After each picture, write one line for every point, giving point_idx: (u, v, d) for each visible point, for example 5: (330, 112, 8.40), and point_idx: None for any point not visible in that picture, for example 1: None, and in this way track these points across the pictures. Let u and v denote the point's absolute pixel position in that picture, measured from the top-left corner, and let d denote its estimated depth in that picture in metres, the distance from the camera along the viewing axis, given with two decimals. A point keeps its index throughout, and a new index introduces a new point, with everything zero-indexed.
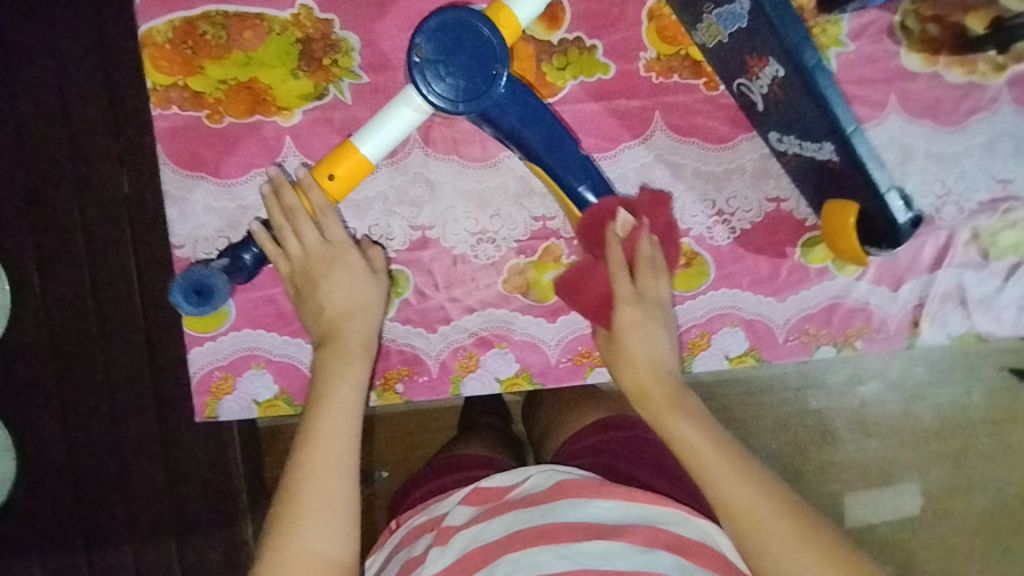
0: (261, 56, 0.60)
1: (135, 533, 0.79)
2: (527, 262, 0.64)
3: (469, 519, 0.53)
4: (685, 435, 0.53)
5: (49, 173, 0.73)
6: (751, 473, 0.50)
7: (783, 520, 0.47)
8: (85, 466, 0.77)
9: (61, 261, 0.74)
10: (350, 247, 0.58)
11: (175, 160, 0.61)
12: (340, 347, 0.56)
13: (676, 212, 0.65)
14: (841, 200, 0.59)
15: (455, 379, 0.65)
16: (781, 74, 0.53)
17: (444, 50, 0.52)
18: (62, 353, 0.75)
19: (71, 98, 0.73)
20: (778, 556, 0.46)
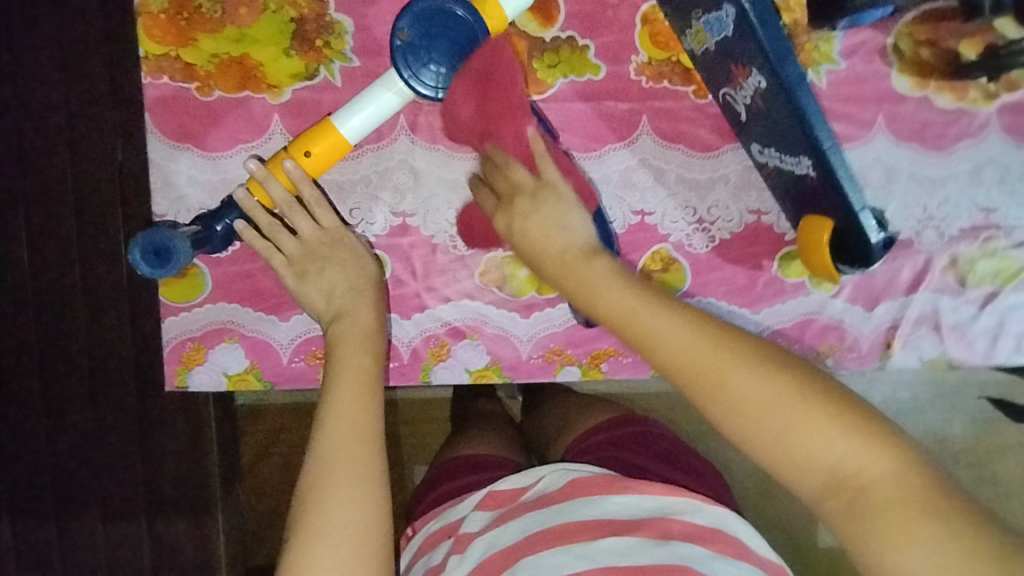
0: (255, 32, 0.61)
1: (103, 495, 0.79)
2: (505, 256, 0.64)
3: (486, 525, 0.54)
4: (610, 300, 0.49)
5: (43, 134, 0.74)
6: (686, 322, 0.46)
7: (736, 364, 0.43)
8: (59, 426, 0.78)
9: (47, 223, 0.75)
10: (347, 230, 0.60)
11: (163, 129, 0.61)
12: (356, 325, 0.56)
13: (656, 217, 0.65)
14: (824, 216, 0.59)
15: (425, 367, 0.65)
16: (762, 86, 0.54)
17: (427, 36, 0.55)
18: (44, 314, 0.76)
19: (68, 62, 0.73)
20: (745, 408, 0.42)
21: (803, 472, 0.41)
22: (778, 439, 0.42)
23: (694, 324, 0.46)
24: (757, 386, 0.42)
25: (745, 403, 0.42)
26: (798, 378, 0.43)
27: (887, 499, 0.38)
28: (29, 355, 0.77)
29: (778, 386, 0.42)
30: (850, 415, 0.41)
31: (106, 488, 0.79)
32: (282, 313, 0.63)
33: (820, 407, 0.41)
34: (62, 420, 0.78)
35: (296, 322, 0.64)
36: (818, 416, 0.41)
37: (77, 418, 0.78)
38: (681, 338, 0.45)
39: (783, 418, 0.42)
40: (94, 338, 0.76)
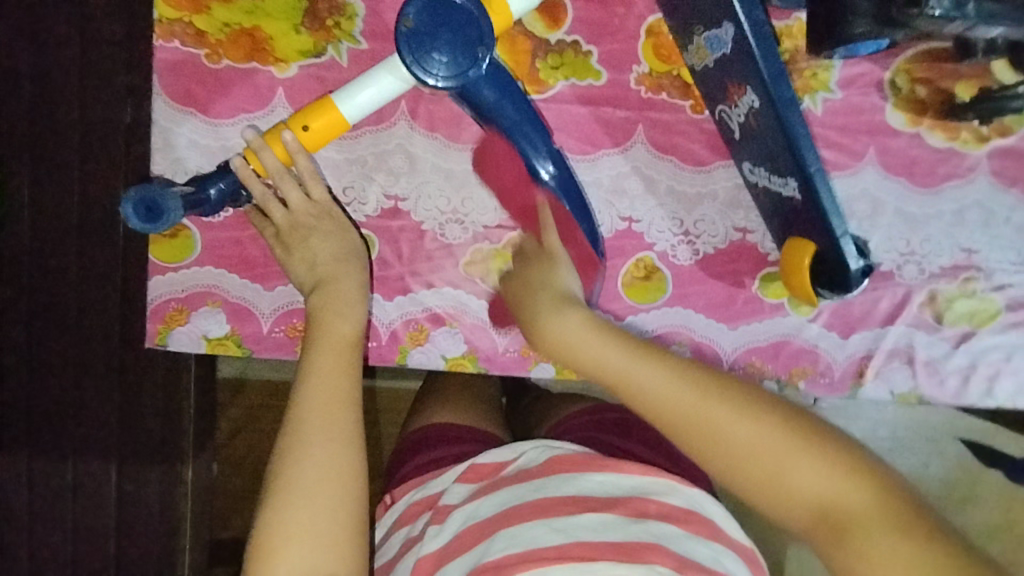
0: (268, 7, 0.62)
1: (75, 447, 0.80)
2: (490, 248, 0.65)
3: (468, 497, 0.55)
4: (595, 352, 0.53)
5: (56, 90, 0.77)
6: (671, 373, 0.50)
7: (709, 404, 0.49)
8: (38, 375, 0.79)
9: (48, 175, 0.77)
10: (334, 205, 0.60)
11: (169, 92, 0.63)
12: (340, 288, 0.58)
13: (643, 225, 0.66)
14: (806, 239, 0.60)
15: (402, 350, 0.66)
16: (756, 104, 0.55)
17: (431, 24, 0.53)
18: (36, 263, 0.78)
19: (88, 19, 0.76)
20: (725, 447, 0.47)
21: (790, 507, 0.46)
22: (762, 479, 0.47)
23: (673, 371, 0.51)
24: (739, 430, 0.47)
25: (730, 449, 0.47)
26: (771, 418, 0.48)
27: (866, 519, 0.44)
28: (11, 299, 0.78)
29: (756, 429, 0.47)
30: (823, 446, 0.46)
31: (76, 438, 0.80)
32: (266, 282, 0.64)
33: (796, 444, 0.46)
34: (38, 366, 0.79)
35: (280, 293, 0.65)
36: (794, 452, 0.46)
37: (55, 367, 0.79)
38: (666, 388, 0.50)
39: (766, 459, 0.46)
40: (84, 290, 0.78)
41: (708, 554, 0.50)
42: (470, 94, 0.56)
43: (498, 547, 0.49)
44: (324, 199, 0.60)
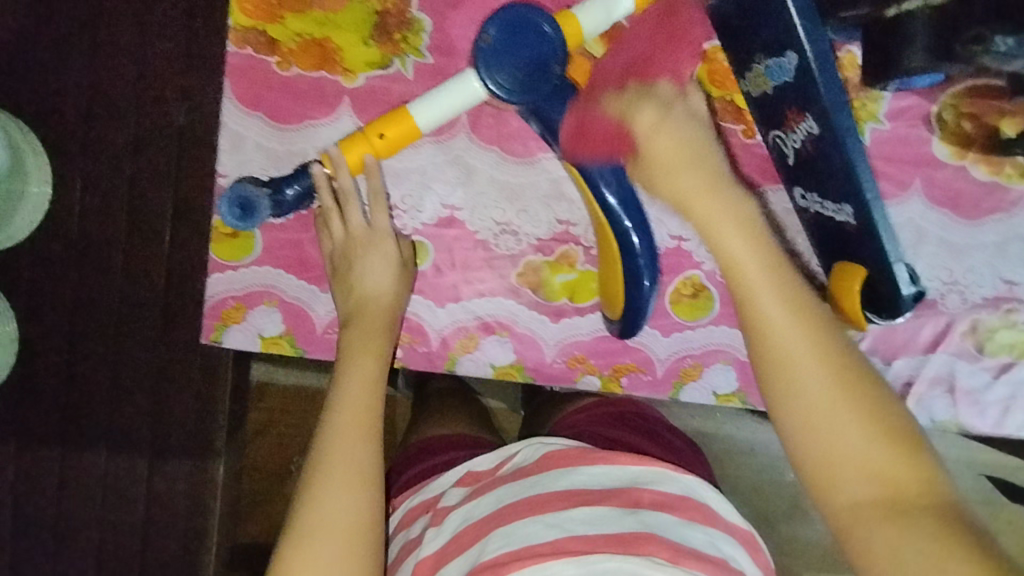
0: (338, 19, 0.64)
1: (110, 438, 0.81)
2: (543, 260, 0.67)
3: (462, 499, 0.57)
4: (726, 241, 0.48)
5: (122, 94, 0.81)
6: (807, 316, 0.45)
7: (831, 363, 0.44)
8: (81, 365, 0.80)
9: (105, 173, 0.81)
10: (391, 238, 0.62)
11: (239, 96, 0.64)
12: (375, 303, 0.60)
13: (693, 245, 0.68)
14: (858, 265, 0.61)
15: (452, 356, 0.67)
16: (814, 132, 0.56)
17: (508, 42, 0.57)
18: (86, 257, 0.80)
19: (153, 31, 0.81)
20: (827, 407, 0.43)
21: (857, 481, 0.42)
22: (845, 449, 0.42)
23: (809, 305, 0.46)
24: (847, 397, 0.43)
25: (841, 422, 0.43)
26: (888, 401, 0.43)
27: (946, 533, 0.39)
28: (58, 292, 0.80)
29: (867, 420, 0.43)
30: (924, 451, 0.42)
31: (112, 430, 0.81)
32: (323, 285, 0.66)
33: (899, 439, 0.42)
34: (83, 357, 0.80)
35: None
36: (893, 444, 0.42)
37: (98, 359, 0.81)
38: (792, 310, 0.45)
39: (860, 431, 0.42)
40: (131, 284, 0.81)
41: (705, 539, 0.50)
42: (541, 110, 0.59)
43: (494, 546, 0.50)
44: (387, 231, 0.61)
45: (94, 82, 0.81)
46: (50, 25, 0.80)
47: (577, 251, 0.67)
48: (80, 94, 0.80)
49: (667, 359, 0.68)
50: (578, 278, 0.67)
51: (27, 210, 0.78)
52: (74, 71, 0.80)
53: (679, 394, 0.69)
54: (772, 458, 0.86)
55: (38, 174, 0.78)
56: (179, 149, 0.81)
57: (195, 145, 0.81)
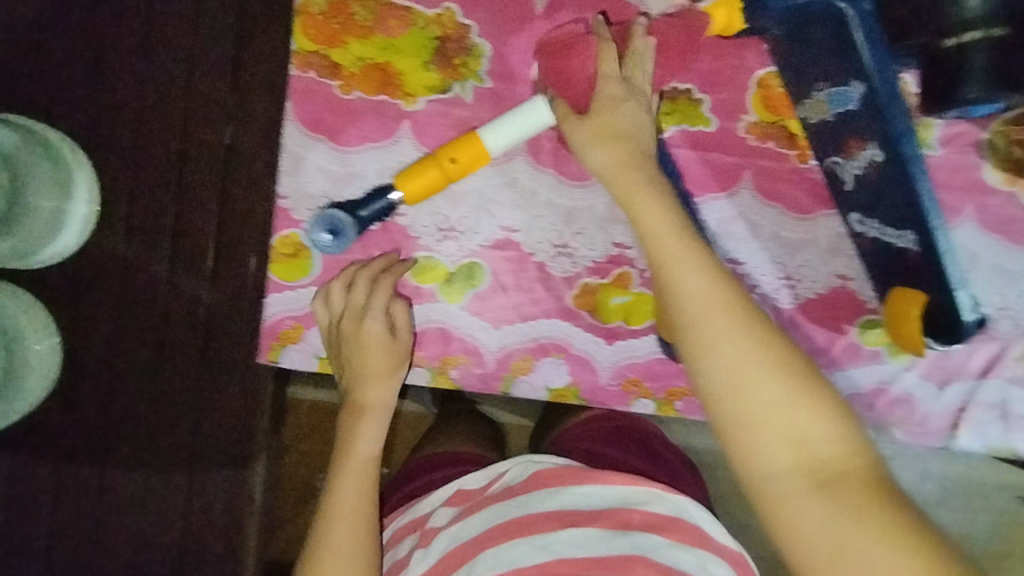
0: (400, 44, 0.65)
1: (149, 454, 0.81)
2: (599, 282, 0.67)
3: (451, 519, 0.57)
4: (653, 227, 0.54)
5: (173, 113, 0.82)
6: (718, 281, 0.51)
7: (736, 316, 0.50)
8: (123, 381, 0.80)
9: (150, 189, 0.81)
10: (377, 320, 0.63)
11: (301, 118, 0.65)
12: (373, 377, 0.63)
13: (748, 269, 0.68)
14: (911, 289, 0.61)
15: (508, 378, 0.68)
16: (879, 159, 0.58)
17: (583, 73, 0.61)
18: (132, 274, 0.81)
19: (204, 53, 0.82)
20: (734, 362, 0.49)
21: (769, 435, 0.47)
22: (757, 403, 0.48)
23: (723, 281, 0.52)
24: (759, 365, 0.48)
25: (748, 376, 0.48)
26: (795, 364, 0.49)
27: (847, 488, 0.46)
28: (104, 308, 0.81)
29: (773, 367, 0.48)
30: (828, 405, 0.48)
31: (152, 446, 0.81)
32: None
33: (807, 398, 0.48)
34: (125, 373, 0.80)
35: None
36: (804, 405, 0.48)
37: (140, 375, 0.81)
38: (708, 287, 0.51)
39: (770, 395, 0.48)
40: (176, 302, 0.81)
41: (696, 562, 0.50)
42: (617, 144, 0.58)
43: (483, 567, 0.51)
44: (383, 308, 0.63)
45: (145, 102, 0.82)
46: (103, 47, 0.81)
47: (632, 274, 0.67)
48: (131, 114, 0.81)
49: None
50: (632, 300, 0.68)
51: (72, 228, 0.78)
52: (126, 91, 0.81)
53: None
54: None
55: (83, 192, 0.78)
56: (227, 170, 0.82)
57: (243, 165, 0.82)
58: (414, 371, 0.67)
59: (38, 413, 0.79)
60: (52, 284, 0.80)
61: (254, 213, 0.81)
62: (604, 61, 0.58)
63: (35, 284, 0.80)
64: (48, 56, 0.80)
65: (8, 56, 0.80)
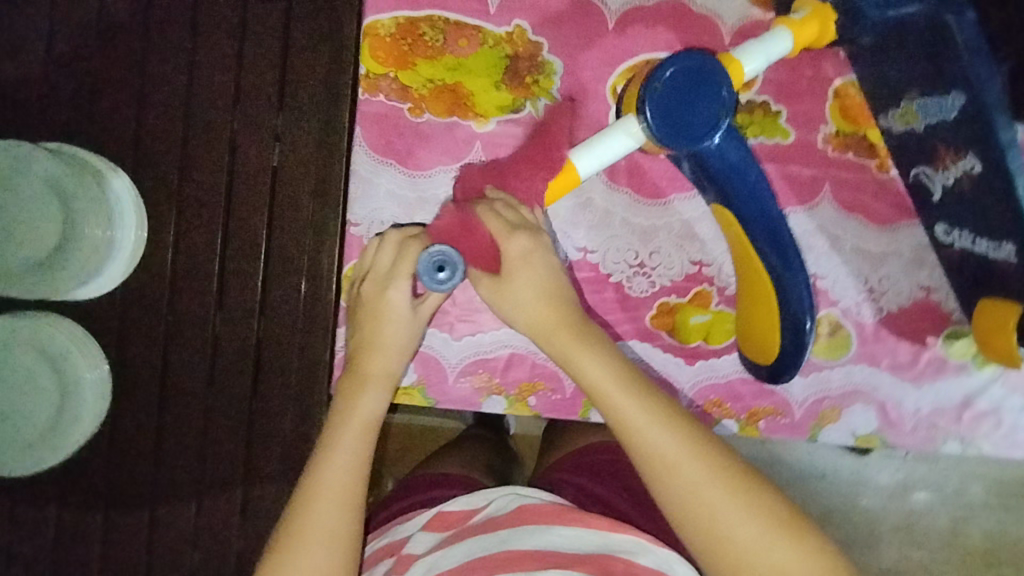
0: (470, 64, 0.67)
1: (196, 494, 0.74)
2: (677, 301, 0.66)
3: (433, 546, 0.56)
4: (599, 378, 0.53)
5: (204, 119, 0.72)
6: (662, 425, 0.51)
7: (688, 456, 0.49)
8: (170, 418, 0.74)
9: (195, 211, 0.73)
10: (399, 287, 0.61)
11: (371, 144, 0.68)
12: (380, 348, 0.62)
13: (829, 283, 0.67)
14: (994, 300, 0.60)
15: (587, 402, 0.67)
16: (976, 170, 0.54)
17: (679, 89, 0.55)
18: (179, 305, 0.73)
19: (250, 56, 0.71)
20: (694, 508, 0.48)
21: (747, 572, 0.47)
22: (729, 541, 0.47)
23: (677, 422, 0.51)
24: (719, 499, 0.48)
25: (712, 519, 0.48)
26: (758, 484, 0.49)
27: None
28: (155, 343, 0.74)
29: (732, 504, 0.48)
30: (792, 523, 0.48)
31: (200, 486, 0.74)
32: (454, 332, 0.67)
33: (772, 518, 0.48)
34: (170, 410, 0.74)
35: (467, 343, 0.67)
36: (779, 528, 0.48)
37: (187, 412, 0.74)
38: (662, 435, 0.50)
39: (746, 527, 0.47)
40: (222, 336, 0.73)
41: None
42: (704, 157, 0.58)
43: None
44: (410, 278, 0.61)
45: (174, 109, 0.72)
46: None
47: (711, 292, 0.66)
48: (172, 126, 0.72)
49: (806, 401, 0.67)
50: (712, 319, 0.67)
51: (120, 256, 0.71)
52: (164, 104, 0.72)
53: (818, 437, 0.68)
54: (882, 497, 0.84)
55: (130, 219, 0.71)
56: (276, 191, 0.72)
57: (293, 187, 0.72)
58: (492, 398, 0.67)
59: (84, 453, 0.74)
60: (96, 317, 0.74)
61: (306, 239, 0.72)
62: (494, 223, 0.56)
63: (83, 317, 0.74)
64: (77, 68, 0.72)
65: (34, 70, 0.72)
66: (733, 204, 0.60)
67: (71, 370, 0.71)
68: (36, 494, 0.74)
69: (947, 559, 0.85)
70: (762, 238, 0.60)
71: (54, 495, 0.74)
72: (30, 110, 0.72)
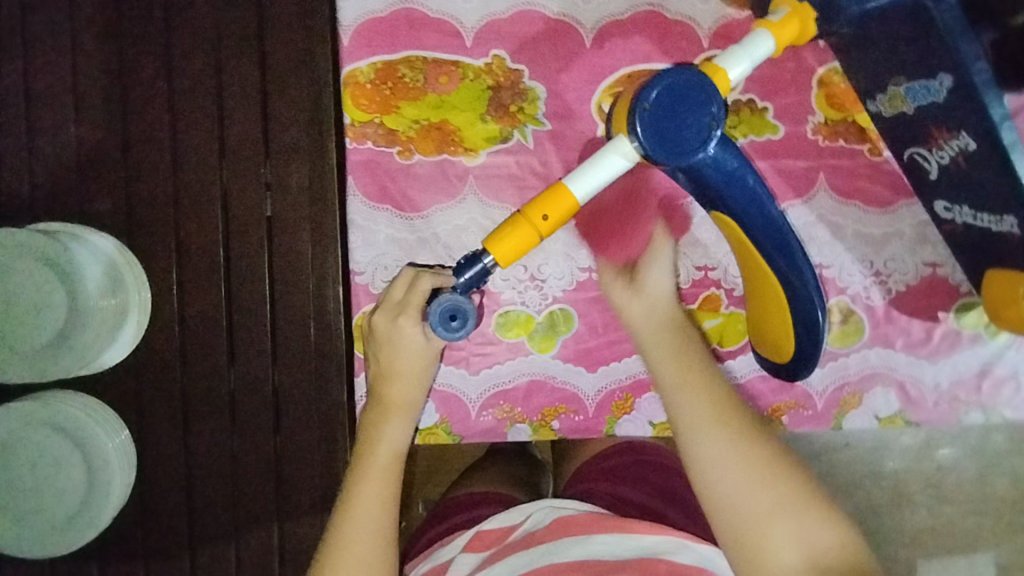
0: (453, 100, 0.70)
1: (230, 551, 0.74)
2: (688, 308, 0.68)
3: (476, 566, 0.55)
4: (692, 414, 0.55)
5: (192, 175, 0.71)
6: (715, 396, 0.56)
7: (732, 423, 0.54)
8: (198, 478, 0.73)
9: (195, 270, 0.72)
10: (411, 321, 0.61)
11: (365, 192, 0.72)
12: (399, 376, 0.63)
13: (834, 271, 0.68)
14: (1003, 270, 0.59)
15: (610, 421, 0.69)
16: (971, 148, 0.53)
17: (669, 107, 0.55)
18: (193, 366, 0.73)
19: (231, 108, 0.70)
20: (731, 469, 0.52)
21: (774, 539, 0.49)
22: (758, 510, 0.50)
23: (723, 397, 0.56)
24: (756, 463, 0.52)
25: (747, 483, 0.51)
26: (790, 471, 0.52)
27: None
28: (174, 406, 0.73)
29: (764, 473, 0.51)
30: (820, 506, 0.50)
31: (233, 541, 0.74)
32: (471, 367, 0.69)
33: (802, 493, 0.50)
34: (197, 470, 0.73)
35: (485, 376, 0.69)
36: (804, 509, 0.50)
37: (213, 471, 0.73)
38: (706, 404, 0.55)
39: (766, 492, 0.50)
40: (239, 392, 0.73)
41: None
42: (701, 169, 0.58)
43: None
44: (421, 310, 0.61)
45: (162, 169, 0.71)
46: None
47: (720, 295, 0.68)
48: (164, 189, 0.72)
49: (826, 391, 0.68)
50: (724, 321, 0.68)
51: (129, 327, 0.71)
52: (152, 169, 0.72)
53: (842, 423, 0.69)
54: (913, 470, 0.83)
55: (138, 287, 0.71)
56: (274, 243, 0.71)
57: (290, 237, 0.71)
58: (516, 427, 0.69)
59: (117, 521, 0.74)
60: (112, 386, 0.73)
61: (308, 285, 0.72)
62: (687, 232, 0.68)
63: (100, 389, 0.73)
64: (61, 140, 0.72)
65: (18, 147, 0.72)
66: (732, 211, 0.60)
67: (93, 445, 0.70)
68: (74, 568, 0.74)
69: (990, 526, 0.84)
70: (768, 242, 0.60)
71: (94, 566, 0.74)
72: (19, 190, 0.72)
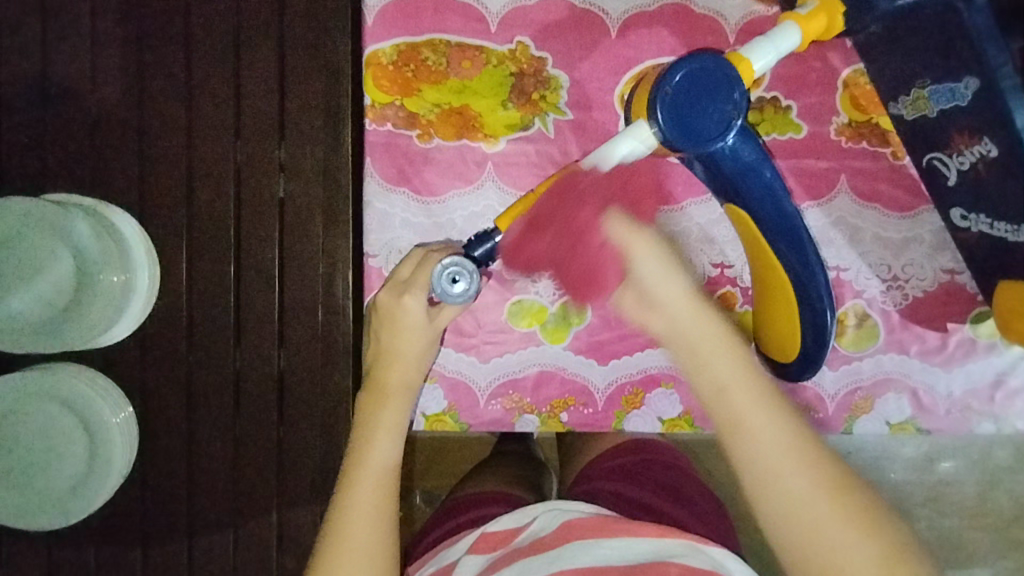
0: (476, 86, 0.69)
1: (230, 530, 0.73)
2: None
3: (481, 569, 0.55)
4: (766, 462, 0.45)
5: (206, 150, 0.71)
6: (792, 437, 0.46)
7: (811, 475, 0.45)
8: (199, 456, 0.73)
9: (205, 247, 0.71)
10: (416, 300, 0.60)
11: (383, 175, 0.70)
12: (401, 358, 0.62)
13: (850, 275, 0.67)
14: (1013, 282, 0.59)
15: (619, 414, 0.69)
16: (992, 155, 0.53)
17: (688, 94, 0.55)
18: (199, 344, 0.72)
19: (248, 84, 0.70)
20: (812, 536, 0.44)
21: None
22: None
23: (799, 437, 0.46)
24: (839, 529, 0.44)
25: (830, 551, 0.44)
26: (879, 530, 0.44)
27: None
28: (179, 382, 0.73)
29: (853, 539, 0.44)
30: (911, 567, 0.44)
31: (233, 520, 0.73)
32: (482, 355, 0.68)
33: (894, 556, 0.44)
34: (199, 447, 0.73)
35: (494, 365, 0.68)
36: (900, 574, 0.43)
37: (215, 449, 0.73)
38: (780, 451, 0.45)
39: (852, 559, 0.44)
40: (245, 372, 0.72)
41: None
42: (716, 157, 0.58)
43: None
44: (427, 288, 0.60)
45: (177, 143, 0.71)
46: None
47: (735, 292, 0.68)
48: (178, 162, 0.71)
49: (837, 395, 0.68)
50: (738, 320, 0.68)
51: (138, 300, 0.70)
52: (167, 143, 0.71)
53: (852, 428, 0.68)
54: (923, 482, 0.82)
55: (145, 262, 0.70)
56: (285, 222, 0.71)
57: (302, 219, 0.71)
58: (524, 417, 0.69)
59: (118, 495, 0.73)
60: (118, 360, 0.73)
61: (318, 267, 0.71)
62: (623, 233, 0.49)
63: (104, 362, 0.73)
64: (78, 107, 0.71)
65: (35, 114, 0.71)
66: (747, 205, 0.60)
67: (96, 418, 0.69)
68: (73, 538, 0.74)
69: (994, 539, 0.84)
70: (781, 241, 0.59)
71: (92, 539, 0.74)
72: (32, 158, 0.71)
